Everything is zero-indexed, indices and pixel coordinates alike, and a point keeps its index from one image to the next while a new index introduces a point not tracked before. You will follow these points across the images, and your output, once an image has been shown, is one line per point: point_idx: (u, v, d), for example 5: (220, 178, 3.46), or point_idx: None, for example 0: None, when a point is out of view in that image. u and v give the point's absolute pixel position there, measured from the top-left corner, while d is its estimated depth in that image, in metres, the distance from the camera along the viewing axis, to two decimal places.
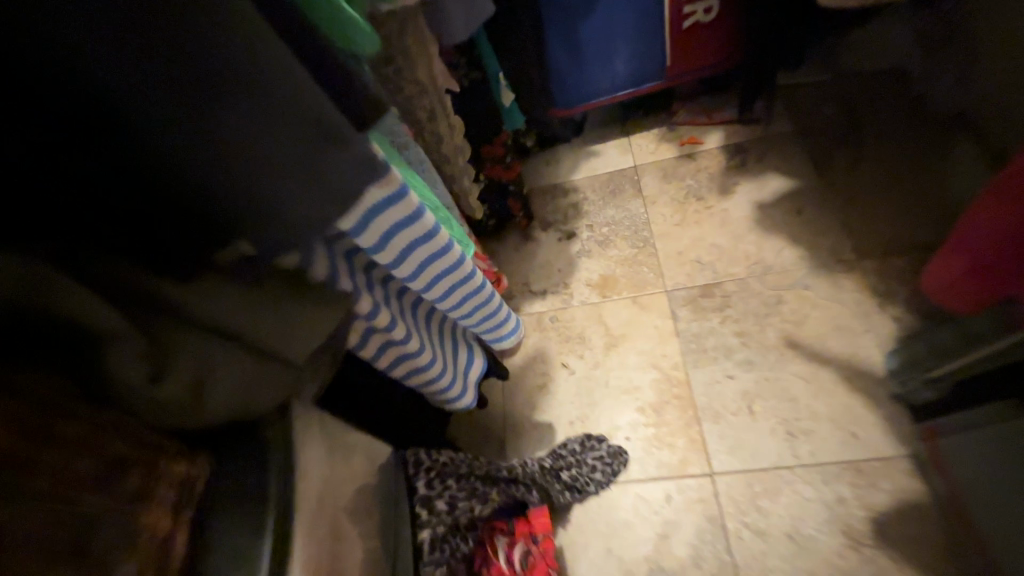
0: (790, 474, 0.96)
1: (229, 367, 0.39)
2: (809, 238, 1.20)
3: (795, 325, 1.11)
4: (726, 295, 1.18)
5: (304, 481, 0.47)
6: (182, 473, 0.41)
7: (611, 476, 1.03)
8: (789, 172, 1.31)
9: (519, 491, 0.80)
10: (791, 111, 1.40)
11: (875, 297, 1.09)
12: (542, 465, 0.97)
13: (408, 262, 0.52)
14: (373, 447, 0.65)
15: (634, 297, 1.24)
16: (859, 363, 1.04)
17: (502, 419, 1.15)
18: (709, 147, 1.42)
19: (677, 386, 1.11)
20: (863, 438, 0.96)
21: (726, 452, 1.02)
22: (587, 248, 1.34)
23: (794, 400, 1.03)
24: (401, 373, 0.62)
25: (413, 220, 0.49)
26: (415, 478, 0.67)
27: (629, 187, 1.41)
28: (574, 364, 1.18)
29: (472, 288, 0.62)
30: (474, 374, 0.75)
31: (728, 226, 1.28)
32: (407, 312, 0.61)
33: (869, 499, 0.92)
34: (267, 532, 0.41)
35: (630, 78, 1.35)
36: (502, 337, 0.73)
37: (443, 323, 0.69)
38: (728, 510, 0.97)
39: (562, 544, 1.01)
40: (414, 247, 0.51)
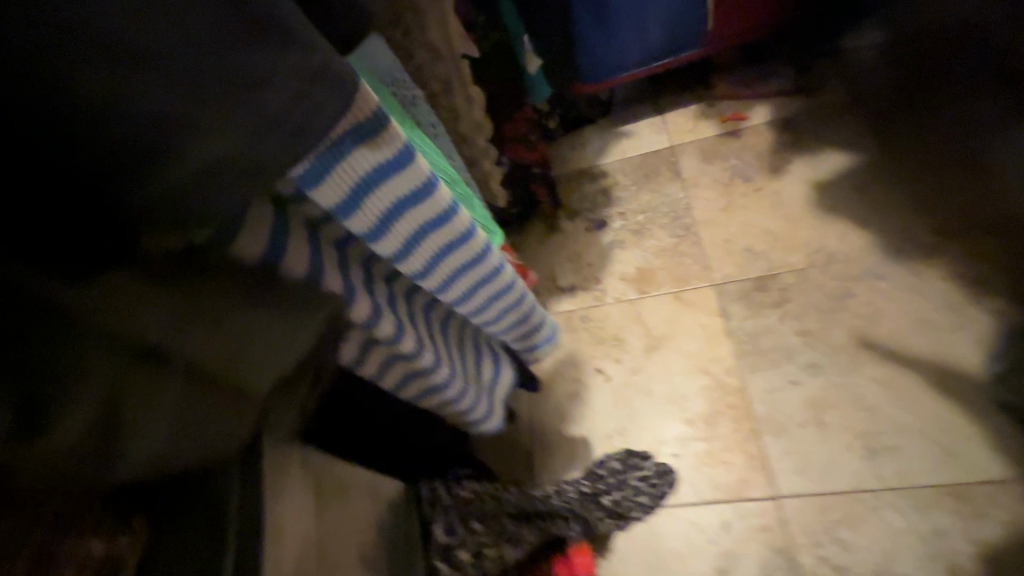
0: (875, 499, 0.82)
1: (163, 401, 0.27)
2: (880, 220, 1.04)
3: (868, 321, 0.95)
4: (784, 288, 1.03)
5: (280, 546, 0.35)
6: (101, 545, 0.29)
7: (657, 499, 0.89)
8: (850, 147, 1.15)
9: (558, 526, 0.67)
10: (849, 78, 1.24)
11: (965, 287, 0.93)
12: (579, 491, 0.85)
13: (418, 253, 0.40)
14: (378, 483, 0.53)
15: (676, 292, 1.09)
16: (951, 366, 0.88)
17: (530, 433, 1.02)
18: (755, 122, 1.26)
19: (731, 393, 0.96)
20: (964, 457, 0.81)
21: (794, 472, 0.87)
22: (620, 238, 1.20)
23: (874, 410, 0.88)
24: (413, 392, 0.50)
25: (422, 196, 0.36)
26: (432, 521, 0.54)
27: (665, 169, 1.26)
28: (610, 369, 1.05)
29: (500, 287, 0.49)
30: (500, 389, 0.62)
31: (782, 209, 1.12)
32: (419, 317, 0.48)
33: (975, 531, 0.77)
34: None
35: (666, 45, 1.20)
36: (535, 344, 0.60)
37: (464, 330, 0.56)
38: (800, 541, 0.82)
39: None
40: (424, 233, 0.38)
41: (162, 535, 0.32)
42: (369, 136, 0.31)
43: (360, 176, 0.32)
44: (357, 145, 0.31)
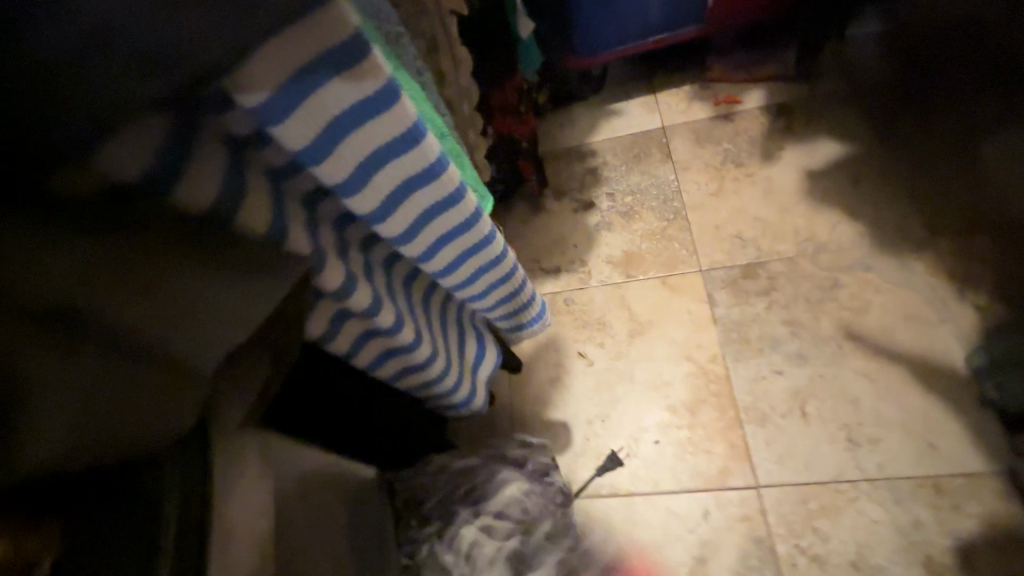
0: (854, 491, 0.81)
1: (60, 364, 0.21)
2: (871, 212, 1.03)
3: (855, 313, 0.94)
4: (772, 277, 1.01)
5: (243, 536, 0.31)
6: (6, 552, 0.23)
7: None
8: (843, 137, 1.14)
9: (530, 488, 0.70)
10: (844, 68, 1.22)
11: (951, 281, 0.93)
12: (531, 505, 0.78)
13: (400, 214, 0.35)
14: (342, 470, 0.49)
15: (663, 277, 1.06)
16: (935, 360, 0.88)
17: (509, 418, 0.98)
18: (749, 107, 1.23)
19: (715, 382, 0.94)
20: (943, 450, 0.81)
21: (775, 462, 0.86)
22: (608, 220, 1.16)
23: (857, 402, 0.87)
24: (389, 372, 0.45)
25: (407, 146, 0.31)
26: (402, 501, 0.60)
27: (656, 150, 1.23)
28: (593, 354, 1.02)
29: (490, 259, 0.44)
30: (484, 371, 0.58)
31: (773, 197, 1.10)
32: (398, 290, 0.43)
33: (952, 524, 0.77)
34: None
35: (662, 20, 1.16)
36: (523, 324, 0.56)
37: (447, 306, 0.52)
38: (778, 531, 0.81)
39: None
40: (408, 191, 0.34)
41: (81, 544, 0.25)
42: (349, 65, 0.26)
43: (331, 115, 0.27)
44: (332, 74, 0.26)
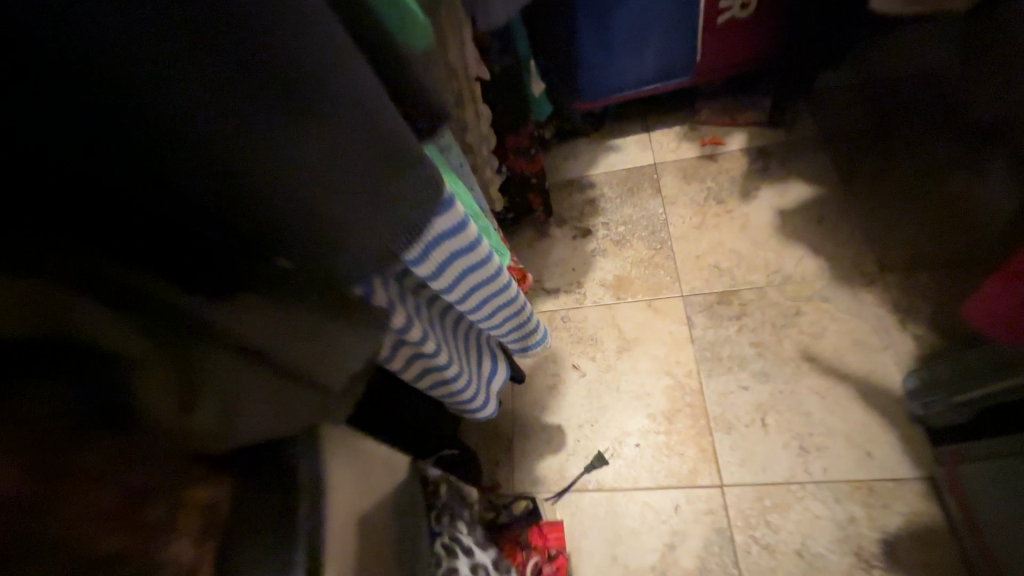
0: (802, 490, 0.96)
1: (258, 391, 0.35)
2: (831, 248, 1.18)
3: (813, 338, 1.09)
4: (744, 303, 1.16)
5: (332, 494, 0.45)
6: (205, 498, 0.37)
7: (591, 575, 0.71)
8: (812, 180, 1.28)
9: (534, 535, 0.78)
10: (817, 116, 1.37)
11: (896, 312, 1.08)
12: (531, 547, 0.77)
13: (445, 275, 0.49)
14: (393, 457, 0.63)
15: (649, 300, 1.21)
16: (877, 381, 1.02)
17: (510, 420, 1.13)
18: (732, 148, 1.38)
19: (690, 394, 1.09)
20: (878, 458, 0.95)
21: (737, 464, 1.00)
22: (602, 247, 1.30)
23: (809, 415, 1.02)
24: (426, 384, 0.59)
25: (455, 232, 0.46)
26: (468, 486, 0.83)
27: (648, 185, 1.37)
28: (585, 366, 1.16)
29: (505, 300, 0.59)
30: (496, 384, 0.72)
31: (749, 232, 1.25)
32: (437, 323, 0.57)
33: (881, 520, 0.91)
34: (299, 554, 0.39)
35: (657, 71, 1.30)
36: (528, 346, 0.71)
37: (468, 332, 0.66)
38: (738, 523, 0.95)
39: (568, 552, 0.99)
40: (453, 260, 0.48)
41: (244, 491, 0.40)
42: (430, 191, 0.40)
43: (413, 220, 0.41)
44: (415, 202, 0.40)
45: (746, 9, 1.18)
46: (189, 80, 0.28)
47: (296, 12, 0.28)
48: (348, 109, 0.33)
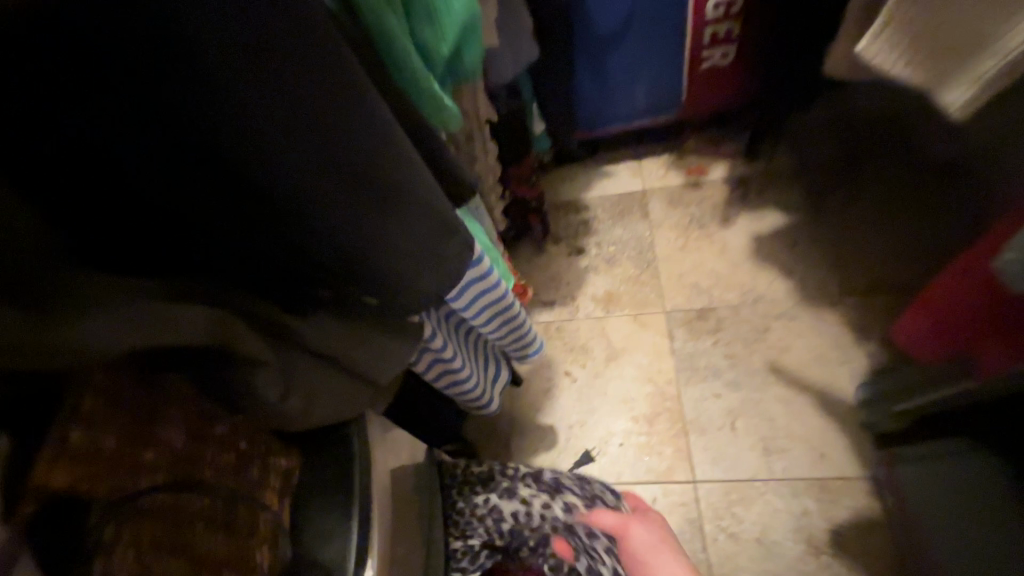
0: (764, 486, 1.09)
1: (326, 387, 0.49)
2: (799, 271, 1.32)
3: (779, 352, 1.23)
4: (720, 319, 1.29)
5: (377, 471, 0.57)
6: (282, 465, 0.50)
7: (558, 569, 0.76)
8: (785, 208, 1.42)
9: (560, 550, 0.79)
10: (792, 151, 1.51)
11: (853, 331, 1.21)
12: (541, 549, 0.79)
13: (464, 294, 0.63)
14: (414, 446, 0.75)
15: (635, 314, 1.34)
16: (833, 391, 1.16)
17: (508, 419, 1.26)
18: (714, 177, 1.52)
19: (669, 399, 1.22)
20: (831, 459, 1.09)
21: (709, 462, 1.13)
22: (595, 264, 1.44)
23: (773, 420, 1.15)
24: (442, 383, 0.73)
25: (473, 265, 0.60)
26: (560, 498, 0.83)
27: (637, 209, 1.51)
28: (577, 372, 1.29)
29: (509, 316, 0.73)
30: (499, 386, 0.86)
31: (726, 254, 1.38)
32: (453, 334, 0.71)
33: (831, 513, 1.04)
34: (353, 520, 0.49)
35: (647, 107, 1.44)
36: (526, 355, 0.84)
37: (477, 341, 0.80)
38: (707, 514, 1.08)
39: None
40: (470, 283, 0.62)
41: (309, 463, 0.53)
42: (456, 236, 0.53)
43: None
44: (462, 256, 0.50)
45: (726, 57, 1.32)
46: (313, 196, 0.37)
47: (387, 139, 0.39)
48: (422, 200, 0.43)
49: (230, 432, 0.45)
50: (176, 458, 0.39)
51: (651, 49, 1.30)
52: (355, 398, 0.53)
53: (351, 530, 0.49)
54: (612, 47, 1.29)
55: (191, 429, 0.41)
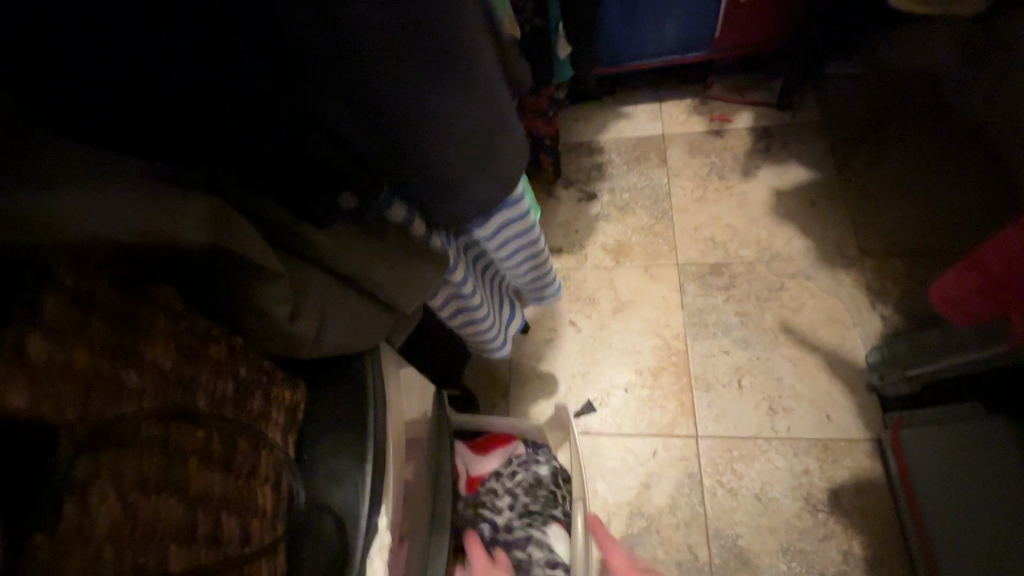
0: (766, 445, 1.08)
1: (341, 309, 0.44)
2: (818, 230, 1.26)
3: (792, 311, 1.19)
4: (733, 276, 1.24)
5: (392, 406, 0.52)
6: (288, 399, 0.45)
7: (523, 469, 0.91)
8: (809, 163, 1.35)
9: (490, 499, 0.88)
10: (823, 103, 1.42)
11: (868, 295, 1.18)
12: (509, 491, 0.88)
13: (492, 224, 0.58)
14: (425, 386, 0.70)
15: (645, 266, 1.29)
16: (843, 354, 1.13)
17: (509, 366, 1.22)
18: (738, 126, 1.43)
19: (676, 354, 1.19)
20: (835, 421, 1.08)
21: (712, 419, 1.11)
22: (606, 212, 1.37)
23: (780, 380, 1.13)
24: (457, 321, 0.67)
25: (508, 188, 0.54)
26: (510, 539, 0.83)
27: (654, 155, 1.43)
28: (581, 323, 1.25)
29: (533, 252, 0.66)
30: (512, 329, 0.80)
31: (745, 208, 1.32)
32: (472, 269, 0.64)
33: (830, 473, 1.04)
34: (367, 462, 0.44)
35: (676, 44, 1.33)
36: (545, 298, 0.78)
37: (495, 280, 0.74)
38: (706, 469, 1.07)
39: None
40: (500, 211, 0.56)
41: (314, 395, 0.48)
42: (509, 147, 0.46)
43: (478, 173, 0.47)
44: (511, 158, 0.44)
45: None
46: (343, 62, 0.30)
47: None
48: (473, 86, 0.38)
49: (230, 358, 0.39)
50: (174, 383, 0.34)
51: None
52: (370, 325, 0.47)
53: (366, 470, 0.44)
54: None
55: (186, 349, 0.35)
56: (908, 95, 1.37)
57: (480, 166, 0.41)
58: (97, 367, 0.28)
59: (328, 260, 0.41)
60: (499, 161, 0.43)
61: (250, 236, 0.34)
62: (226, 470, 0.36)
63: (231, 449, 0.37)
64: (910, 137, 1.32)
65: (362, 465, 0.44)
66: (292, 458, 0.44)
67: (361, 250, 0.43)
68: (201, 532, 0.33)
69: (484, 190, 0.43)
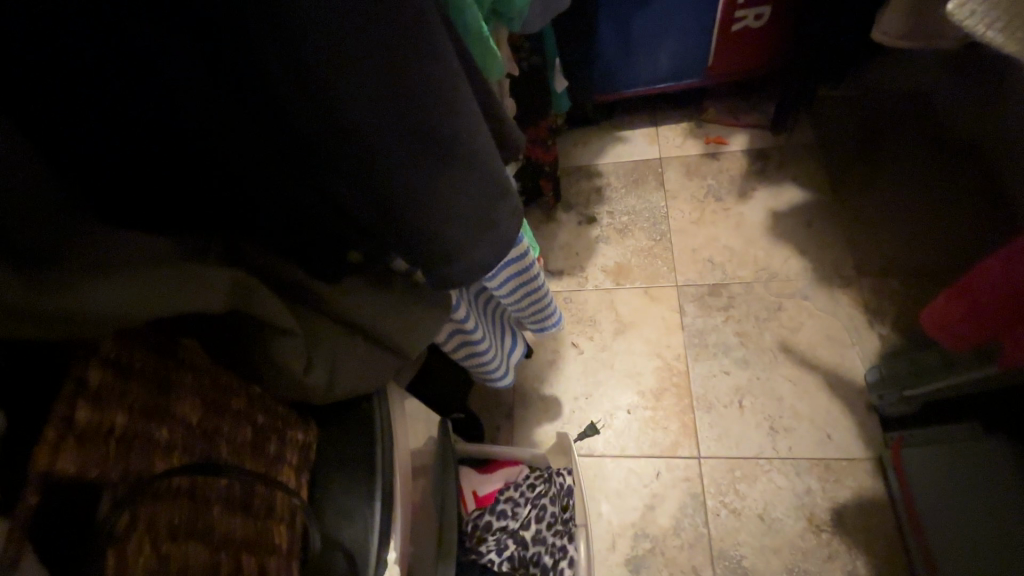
0: (768, 465, 1.09)
1: (350, 355, 0.47)
2: (815, 250, 1.28)
3: (791, 331, 1.21)
4: (732, 296, 1.27)
5: (400, 440, 0.55)
6: (302, 439, 0.48)
7: (532, 484, 0.93)
8: (804, 184, 1.37)
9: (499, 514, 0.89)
10: (816, 125, 1.45)
11: (865, 314, 1.20)
12: (517, 504, 0.89)
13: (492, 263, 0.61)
14: (429, 416, 0.73)
15: (645, 288, 1.32)
16: (843, 373, 1.15)
17: (513, 389, 1.25)
18: (733, 148, 1.46)
19: (677, 375, 1.21)
20: (836, 440, 1.09)
21: (714, 439, 1.13)
22: (606, 234, 1.40)
23: (781, 399, 1.14)
24: (461, 354, 0.70)
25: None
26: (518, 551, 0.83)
27: (652, 178, 1.46)
28: (583, 345, 1.28)
29: (532, 287, 0.69)
30: (514, 358, 0.83)
31: (742, 229, 1.35)
32: (473, 305, 0.67)
33: (832, 492, 1.05)
34: (376, 496, 0.47)
35: (670, 71, 1.37)
36: (545, 329, 0.81)
37: (496, 312, 0.77)
38: (709, 489, 1.09)
39: None
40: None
41: (327, 435, 0.51)
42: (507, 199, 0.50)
43: None
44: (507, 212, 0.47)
45: (759, 20, 1.25)
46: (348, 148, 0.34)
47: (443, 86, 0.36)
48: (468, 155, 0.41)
49: (248, 406, 0.43)
50: (199, 434, 0.37)
51: (681, 8, 1.23)
52: (377, 368, 0.50)
53: (375, 509, 0.46)
54: (641, 4, 1.22)
55: (208, 403, 0.39)
56: (900, 116, 1.40)
57: (477, 224, 0.44)
58: (129, 426, 0.32)
59: (338, 313, 0.45)
60: (497, 218, 0.46)
61: (267, 299, 0.37)
62: (246, 512, 0.39)
63: (250, 494, 0.39)
64: (903, 157, 1.35)
65: (372, 500, 0.47)
66: (306, 494, 0.46)
67: (368, 301, 0.47)
68: (224, 571, 0.35)
69: (482, 243, 0.46)
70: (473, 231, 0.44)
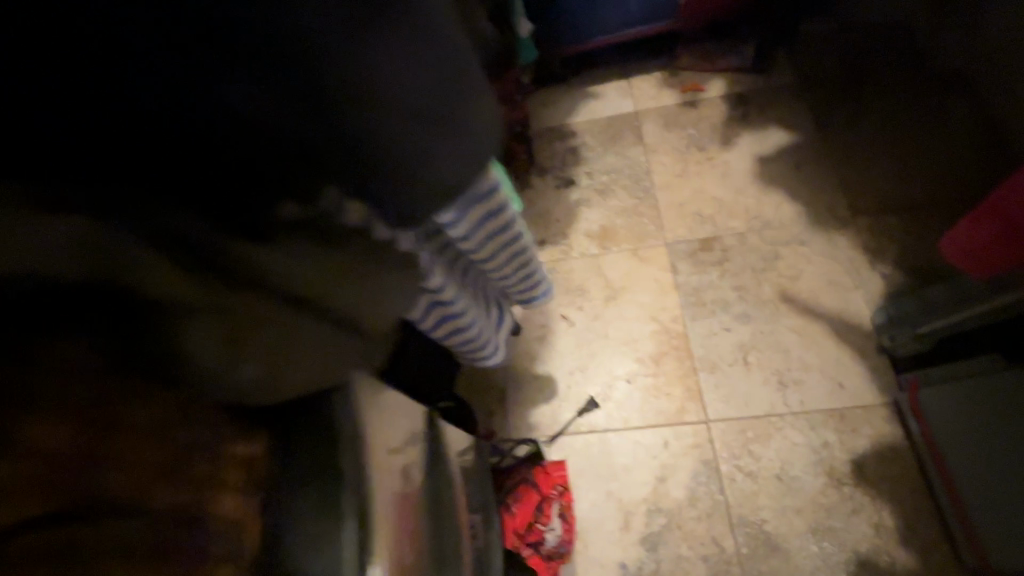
0: (781, 421, 1.03)
1: (306, 348, 0.35)
2: (807, 193, 1.22)
3: (790, 280, 1.14)
4: (725, 249, 1.19)
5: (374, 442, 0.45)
6: (241, 455, 0.38)
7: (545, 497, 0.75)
8: (788, 125, 1.30)
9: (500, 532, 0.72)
10: (794, 63, 1.38)
11: (866, 255, 1.14)
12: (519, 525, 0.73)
13: (475, 233, 0.52)
14: (412, 407, 0.61)
15: (634, 249, 1.23)
16: (849, 319, 1.09)
17: (505, 371, 1.15)
18: (711, 94, 1.38)
19: (676, 337, 1.13)
20: (848, 388, 1.03)
21: (721, 401, 1.06)
22: (587, 197, 1.31)
23: (787, 352, 1.08)
24: (442, 334, 0.60)
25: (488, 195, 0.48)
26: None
27: (629, 133, 1.37)
28: (574, 316, 1.19)
29: (518, 248, 0.60)
30: (504, 334, 0.74)
31: (729, 178, 1.27)
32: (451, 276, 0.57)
33: (850, 442, 1.00)
34: (348, 518, 0.39)
35: (639, 16, 1.27)
36: (534, 298, 0.71)
37: (479, 284, 0.67)
38: (722, 454, 1.02)
39: (585, 485, 1.04)
40: (485, 220, 0.50)
41: (281, 441, 0.41)
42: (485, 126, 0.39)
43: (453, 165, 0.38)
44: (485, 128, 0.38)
45: None
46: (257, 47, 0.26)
47: None
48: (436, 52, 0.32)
49: (159, 424, 0.32)
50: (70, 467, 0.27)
51: None
52: (346, 355, 0.39)
53: (346, 526, 0.38)
54: None
55: (86, 420, 0.28)
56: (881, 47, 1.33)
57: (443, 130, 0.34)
58: None
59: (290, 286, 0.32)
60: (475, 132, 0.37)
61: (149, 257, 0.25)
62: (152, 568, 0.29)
63: (162, 542, 0.30)
64: (888, 89, 1.28)
65: (339, 529, 0.38)
66: (251, 535, 0.37)
67: (332, 266, 0.34)
68: None
69: (460, 164, 0.37)
70: (449, 150, 0.36)
